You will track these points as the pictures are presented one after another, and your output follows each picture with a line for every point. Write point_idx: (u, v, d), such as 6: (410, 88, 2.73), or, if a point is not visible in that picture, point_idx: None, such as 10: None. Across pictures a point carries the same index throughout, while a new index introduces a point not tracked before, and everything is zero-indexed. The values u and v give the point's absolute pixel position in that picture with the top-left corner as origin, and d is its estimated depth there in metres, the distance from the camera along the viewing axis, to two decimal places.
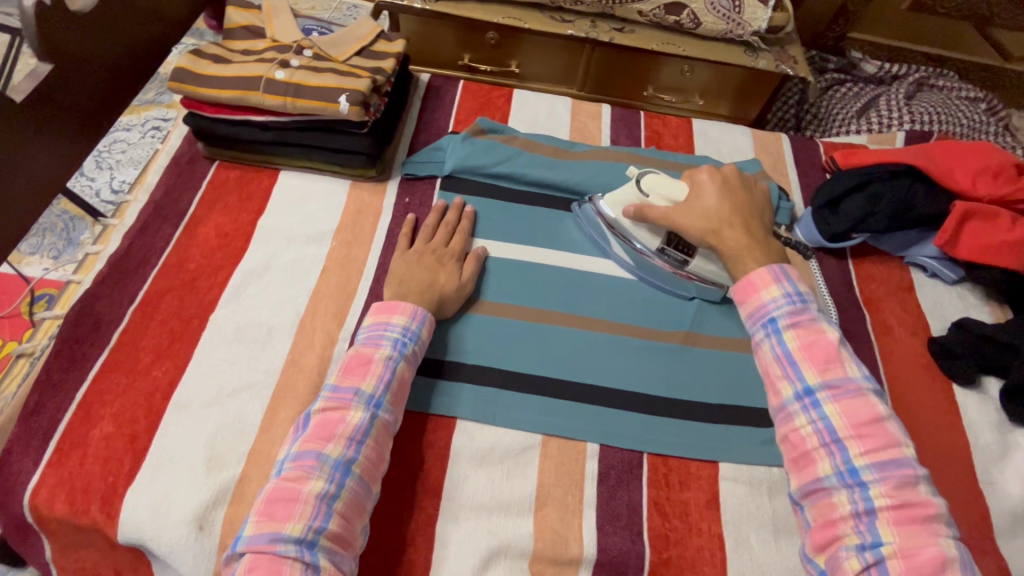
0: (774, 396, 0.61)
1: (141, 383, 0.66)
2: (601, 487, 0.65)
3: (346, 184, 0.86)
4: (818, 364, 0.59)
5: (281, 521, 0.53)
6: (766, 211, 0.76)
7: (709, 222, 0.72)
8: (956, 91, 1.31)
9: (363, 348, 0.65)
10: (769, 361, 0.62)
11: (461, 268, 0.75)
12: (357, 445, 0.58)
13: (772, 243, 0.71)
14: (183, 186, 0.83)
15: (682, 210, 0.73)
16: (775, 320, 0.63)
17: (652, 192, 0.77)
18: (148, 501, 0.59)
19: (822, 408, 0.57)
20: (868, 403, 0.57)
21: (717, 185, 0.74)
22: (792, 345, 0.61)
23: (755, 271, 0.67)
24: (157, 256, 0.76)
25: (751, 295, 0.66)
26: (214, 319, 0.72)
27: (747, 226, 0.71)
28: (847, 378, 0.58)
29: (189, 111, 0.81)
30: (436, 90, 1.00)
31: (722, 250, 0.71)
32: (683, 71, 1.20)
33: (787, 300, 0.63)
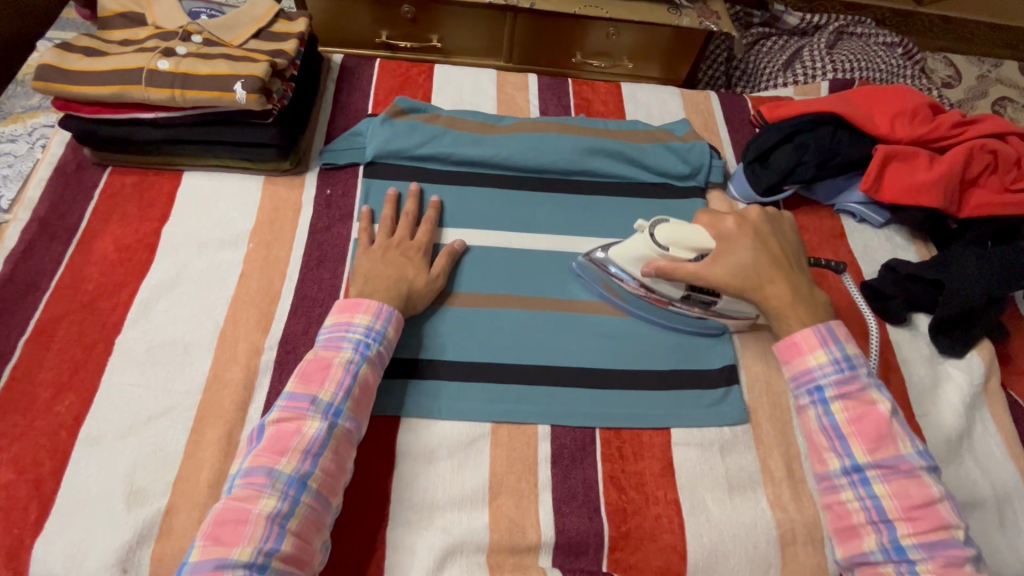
0: (819, 464, 0.60)
1: (42, 422, 0.60)
2: (555, 469, 0.64)
3: (259, 180, 0.79)
4: (868, 441, 0.57)
5: (227, 546, 0.49)
6: (799, 254, 0.71)
7: (748, 278, 0.67)
8: (875, 37, 1.33)
9: (322, 352, 0.61)
10: (815, 431, 0.61)
11: (429, 264, 0.72)
12: (313, 458, 0.54)
13: (818, 293, 0.67)
14: (72, 198, 0.75)
15: (718, 269, 0.67)
16: (822, 387, 0.61)
17: (670, 245, 0.69)
18: (62, 550, 0.54)
19: (870, 487, 0.57)
20: (919, 483, 0.56)
21: (746, 240, 0.69)
22: (840, 416, 0.59)
23: (800, 332, 0.63)
24: (48, 279, 0.69)
25: (796, 358, 0.63)
26: (120, 342, 0.65)
27: (787, 277, 0.67)
28: (898, 456, 0.57)
29: (65, 113, 0.72)
30: (350, 72, 0.94)
31: (765, 307, 0.67)
32: (610, 34, 1.17)
33: (834, 367, 0.61)
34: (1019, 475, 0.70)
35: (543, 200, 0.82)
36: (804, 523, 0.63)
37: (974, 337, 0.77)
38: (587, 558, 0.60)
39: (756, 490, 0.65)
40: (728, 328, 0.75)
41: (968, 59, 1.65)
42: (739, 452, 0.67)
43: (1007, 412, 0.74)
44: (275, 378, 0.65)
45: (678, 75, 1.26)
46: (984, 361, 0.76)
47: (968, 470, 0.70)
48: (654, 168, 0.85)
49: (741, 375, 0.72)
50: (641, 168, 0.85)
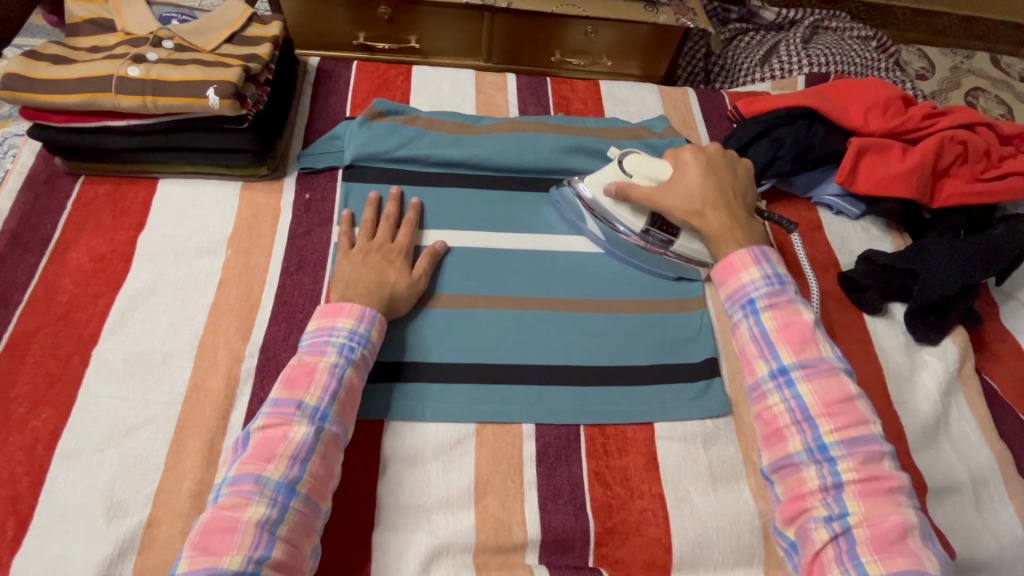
0: (749, 373, 0.62)
1: (18, 437, 0.59)
2: (540, 467, 0.64)
3: (237, 186, 0.78)
4: (794, 344, 0.60)
5: (216, 555, 0.48)
6: (747, 192, 0.76)
7: (692, 202, 0.73)
8: (849, 31, 1.35)
9: (306, 357, 0.61)
10: (747, 341, 0.63)
11: (411, 266, 0.72)
12: (302, 463, 0.54)
13: (754, 223, 0.72)
14: (44, 209, 0.74)
15: (665, 190, 0.74)
16: (754, 300, 0.63)
17: (634, 172, 0.77)
18: (41, 565, 0.53)
19: (795, 387, 0.58)
20: (839, 382, 0.58)
21: (698, 171, 0.74)
22: (769, 324, 0.62)
23: (734, 252, 0.67)
24: (21, 292, 0.68)
25: (731, 277, 0.66)
26: (97, 354, 0.64)
27: (727, 207, 0.72)
28: (820, 358, 0.59)
29: (35, 122, 0.71)
30: (327, 75, 0.93)
31: (704, 228, 0.72)
32: (587, 33, 1.17)
33: (765, 282, 0.64)
34: (994, 458, 0.71)
35: (523, 199, 0.82)
36: None
37: (948, 324, 0.78)
38: (573, 554, 0.61)
39: (739, 481, 0.66)
40: (709, 321, 0.76)
41: (941, 50, 1.67)
42: (722, 444, 0.68)
43: (981, 396, 0.76)
44: (257, 386, 0.65)
45: (657, 72, 1.27)
46: (958, 347, 0.78)
47: (944, 454, 0.71)
48: None
49: (722, 367, 0.73)
50: None
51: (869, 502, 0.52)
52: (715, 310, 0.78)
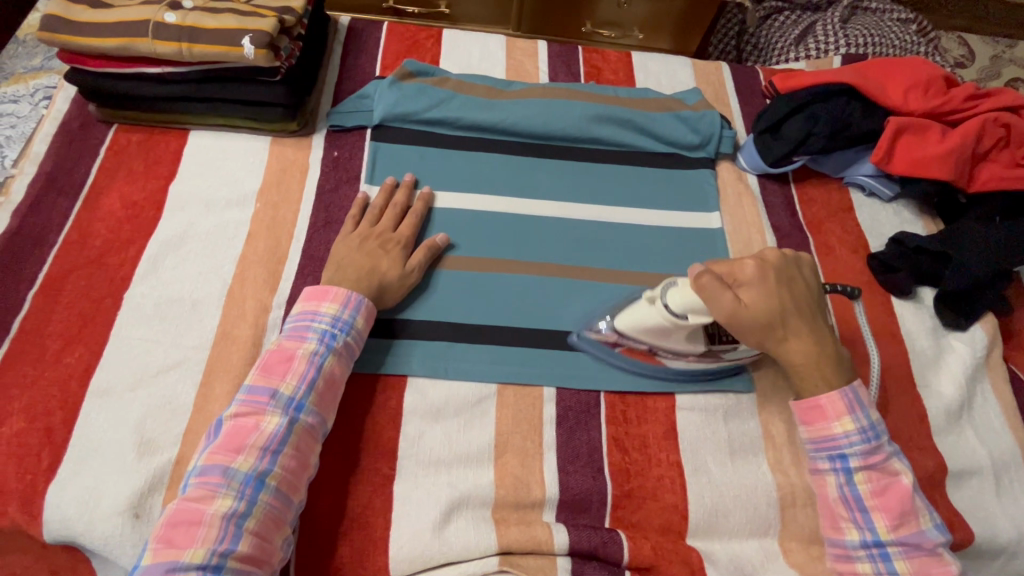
0: (835, 532, 0.59)
1: (52, 372, 0.60)
2: (560, 429, 0.65)
3: (266, 141, 0.78)
4: (892, 517, 0.57)
5: (179, 548, 0.49)
6: (820, 300, 0.65)
7: (769, 329, 0.62)
8: (889, 13, 1.30)
9: (285, 343, 0.60)
10: (834, 499, 0.60)
11: (407, 257, 0.69)
12: (272, 455, 0.54)
13: (839, 347, 0.64)
14: (78, 154, 0.74)
15: (742, 317, 0.61)
16: (846, 457, 0.59)
17: (688, 310, 0.61)
18: (75, 494, 0.55)
19: (890, 563, 0.57)
20: (939, 561, 0.56)
21: (769, 283, 0.62)
22: (863, 488, 0.58)
23: (827, 394, 0.61)
24: (55, 234, 0.68)
25: (820, 423, 0.61)
26: (129, 297, 0.65)
27: (810, 328, 0.63)
28: (920, 534, 0.57)
29: (71, 67, 0.72)
30: (357, 34, 0.93)
31: (786, 361, 0.62)
32: (620, 3, 1.15)
33: (861, 437, 0.59)
34: (1016, 445, 0.71)
35: (550, 166, 0.81)
36: (804, 486, 0.64)
37: (979, 310, 0.77)
38: (590, 515, 0.61)
39: (757, 454, 0.66)
40: None
41: (982, 39, 1.62)
42: (742, 418, 0.68)
43: (1008, 384, 0.75)
44: None
45: (688, 48, 1.24)
46: (987, 334, 0.77)
47: (967, 439, 0.71)
48: (664, 138, 0.84)
49: None
50: (650, 137, 0.85)
51: None
52: None
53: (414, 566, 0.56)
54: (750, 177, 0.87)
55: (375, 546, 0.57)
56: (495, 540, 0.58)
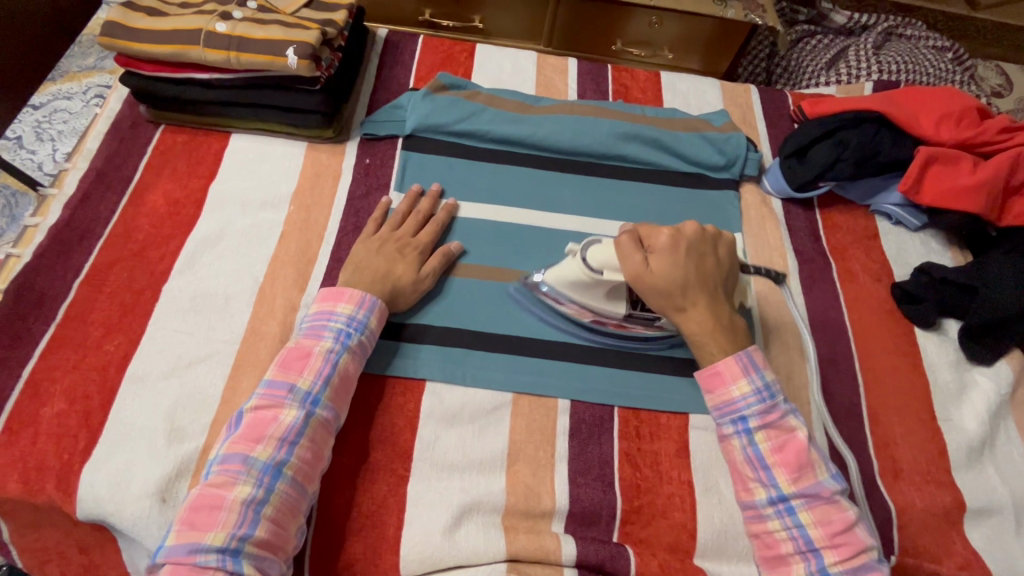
0: (745, 493, 0.59)
1: (92, 358, 0.63)
2: (572, 441, 0.65)
3: (303, 146, 0.82)
4: (791, 471, 0.57)
5: (201, 530, 0.51)
6: (729, 272, 0.67)
7: (671, 294, 0.63)
8: (924, 40, 1.29)
9: (304, 340, 0.63)
10: (740, 462, 0.60)
11: (422, 262, 0.71)
12: (289, 446, 0.56)
13: (735, 318, 0.65)
14: (127, 151, 0.78)
15: (647, 281, 0.63)
16: (746, 419, 0.60)
17: (603, 266, 0.65)
18: (108, 475, 0.57)
19: (796, 516, 0.56)
20: (838, 508, 0.57)
21: (679, 253, 0.63)
22: (764, 447, 0.59)
23: (723, 360, 0.62)
24: (102, 226, 0.72)
25: (719, 387, 0.61)
26: (167, 290, 0.69)
27: (715, 299, 0.64)
28: (818, 484, 0.57)
29: (126, 70, 0.76)
30: (394, 46, 0.96)
31: (686, 328, 0.64)
32: (652, 23, 1.17)
33: (756, 397, 0.60)
34: None
35: (575, 181, 0.83)
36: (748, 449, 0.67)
37: (1006, 346, 0.76)
38: (599, 528, 0.62)
39: None
40: (752, 323, 0.76)
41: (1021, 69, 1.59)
42: None
43: None
44: None
45: (717, 69, 1.25)
46: (1013, 370, 0.75)
47: (988, 476, 0.69)
48: (689, 158, 0.85)
49: None
50: (675, 156, 0.86)
51: None
52: (760, 309, 0.78)
53: (424, 566, 0.57)
54: (774, 200, 0.88)
55: (388, 545, 0.58)
56: (505, 546, 0.59)
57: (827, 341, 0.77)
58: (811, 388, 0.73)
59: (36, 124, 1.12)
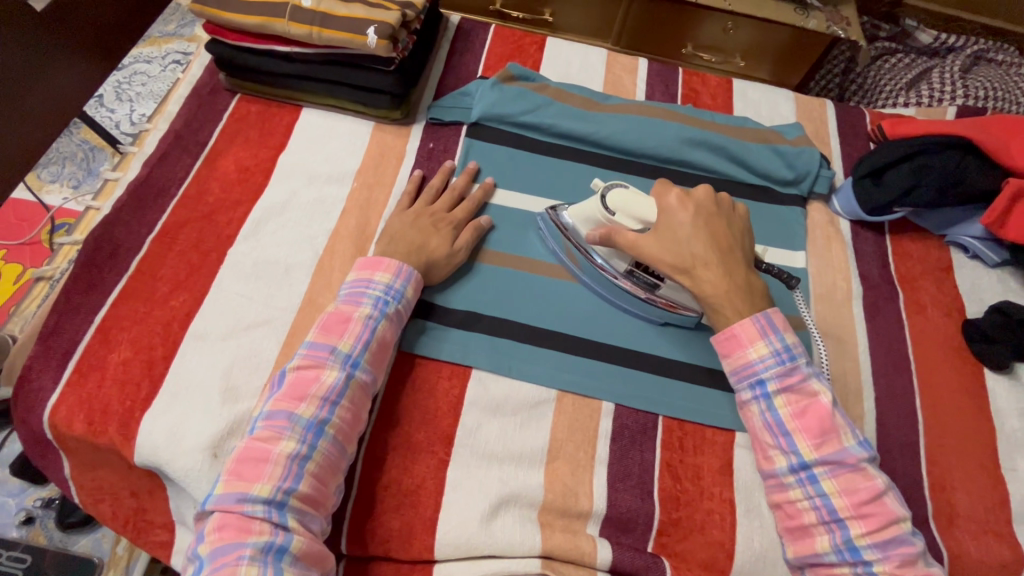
0: (766, 462, 0.60)
1: (158, 312, 0.66)
2: (613, 446, 0.65)
3: (370, 126, 0.83)
4: (813, 436, 0.57)
5: (248, 481, 0.52)
6: (744, 240, 0.68)
7: (680, 258, 0.64)
8: (1016, 66, 1.22)
9: (343, 306, 0.63)
10: (759, 427, 0.60)
11: (455, 236, 0.72)
12: (331, 406, 0.57)
13: (754, 281, 0.65)
14: (204, 116, 0.81)
15: (649, 245, 0.65)
16: (764, 382, 0.60)
17: (619, 211, 0.66)
18: (165, 426, 0.60)
19: (819, 484, 0.56)
20: (866, 476, 0.56)
21: (688, 218, 0.66)
22: (783, 412, 0.59)
23: (738, 323, 0.62)
24: (175, 187, 0.75)
25: (736, 351, 0.62)
26: (233, 254, 0.71)
27: (731, 266, 0.65)
28: (843, 450, 0.57)
29: (212, 37, 0.78)
30: (465, 33, 0.96)
31: (699, 291, 0.64)
32: (726, 29, 1.13)
33: (775, 359, 0.60)
34: None
35: (637, 184, 0.81)
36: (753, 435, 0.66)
37: None
38: (634, 535, 0.61)
39: None
40: (810, 345, 0.74)
41: None
42: None
43: None
44: None
45: (788, 81, 1.21)
46: None
47: None
48: (756, 170, 0.83)
49: None
50: (743, 167, 0.83)
51: None
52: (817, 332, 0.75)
53: (458, 551, 0.58)
54: (842, 221, 0.85)
55: (424, 527, 0.59)
56: (541, 541, 0.58)
57: (888, 373, 0.74)
58: (864, 419, 0.71)
59: (117, 84, 1.17)
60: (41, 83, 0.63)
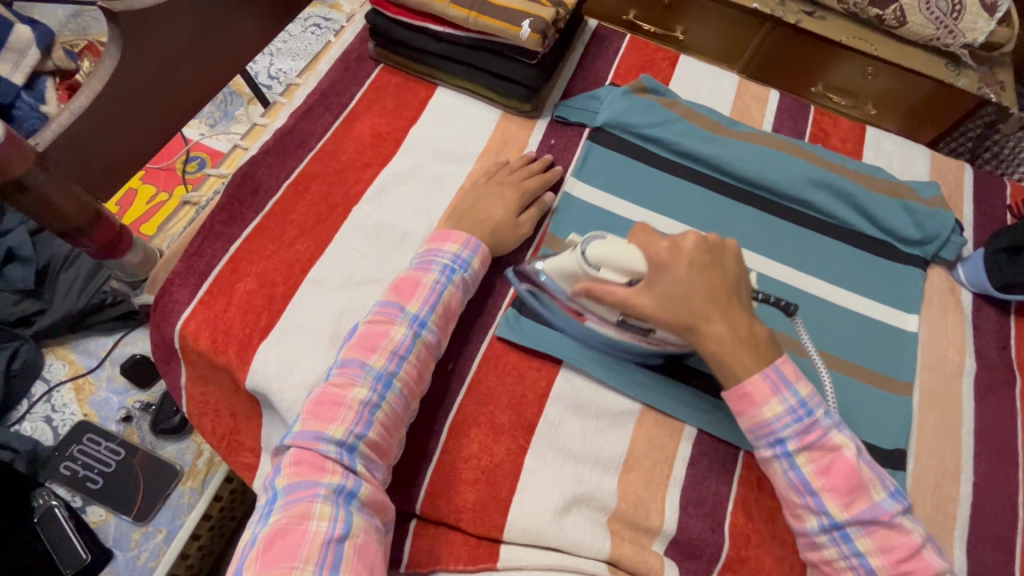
0: (796, 520, 0.57)
1: (284, 252, 0.70)
2: (691, 470, 0.64)
3: (498, 114, 0.85)
4: (841, 495, 0.54)
5: (324, 422, 0.54)
6: (742, 285, 0.61)
7: (682, 315, 0.57)
8: None
9: (413, 271, 0.65)
10: (784, 486, 0.57)
11: (520, 210, 0.74)
12: (399, 360, 0.59)
13: (757, 326, 0.60)
14: (348, 80, 0.86)
15: (645, 308, 0.58)
16: (783, 442, 0.57)
17: (601, 265, 0.59)
18: (278, 358, 0.64)
19: (853, 543, 0.54)
20: (900, 530, 0.54)
21: (683, 270, 0.58)
22: (807, 471, 0.56)
23: (750, 381, 0.57)
24: (315, 140, 0.79)
25: (750, 412, 0.58)
26: (356, 211, 0.74)
27: (730, 316, 0.58)
28: (873, 505, 0.54)
29: (372, 8, 0.83)
30: (600, 39, 0.97)
31: (705, 347, 0.58)
32: (865, 74, 1.09)
33: (792, 417, 0.56)
34: None
35: (751, 215, 0.80)
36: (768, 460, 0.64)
37: None
38: (699, 562, 0.60)
39: None
40: (910, 413, 0.70)
41: None
42: None
43: None
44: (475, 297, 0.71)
45: (920, 136, 1.16)
46: None
47: None
48: (880, 222, 0.80)
49: (908, 464, 0.68)
50: (865, 217, 0.80)
51: None
52: (921, 401, 0.72)
53: (527, 537, 0.59)
54: (964, 292, 0.80)
55: (497, 506, 0.60)
56: (609, 547, 0.59)
57: (993, 459, 0.69)
58: (959, 501, 0.67)
59: None
60: (228, 28, 0.68)
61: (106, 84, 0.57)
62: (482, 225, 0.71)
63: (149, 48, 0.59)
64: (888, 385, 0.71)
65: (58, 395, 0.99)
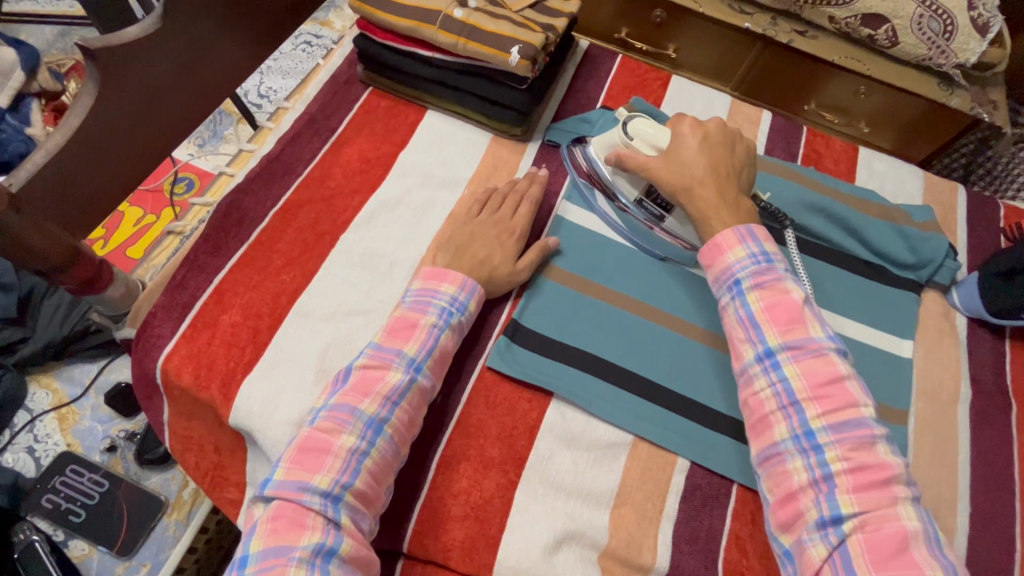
0: (738, 359, 0.61)
1: (270, 283, 0.69)
2: (683, 504, 0.63)
3: (488, 137, 0.84)
4: (780, 325, 0.58)
5: (310, 471, 0.53)
6: (744, 170, 0.71)
7: (684, 179, 0.68)
8: None
9: (409, 312, 0.64)
10: (734, 324, 0.61)
11: (519, 254, 0.72)
12: (391, 406, 0.58)
13: (747, 201, 0.68)
14: (337, 104, 0.85)
15: (656, 170, 0.69)
16: (739, 281, 0.62)
17: (636, 136, 0.72)
18: (262, 394, 0.63)
19: (782, 371, 0.57)
20: (828, 365, 0.56)
21: (693, 143, 0.69)
22: (755, 306, 0.60)
23: (722, 232, 0.64)
24: (303, 166, 0.78)
25: (717, 258, 0.64)
26: (344, 239, 0.73)
27: (724, 185, 0.67)
28: (809, 340, 0.57)
29: (361, 33, 0.82)
30: (592, 60, 0.96)
31: (693, 207, 0.67)
32: (858, 92, 1.09)
33: (752, 261, 0.62)
34: None
35: None
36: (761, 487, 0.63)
37: None
38: None
39: None
40: (905, 443, 0.69)
41: None
42: None
43: None
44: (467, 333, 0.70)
45: (914, 154, 1.15)
46: None
47: None
48: (875, 248, 0.79)
49: None
50: (858, 240, 0.80)
51: (862, 496, 0.51)
52: (917, 430, 0.71)
53: None
54: (959, 316, 0.79)
55: (486, 544, 0.59)
56: None
57: (990, 489, 0.68)
58: (957, 534, 0.66)
59: None
60: (210, 55, 0.67)
61: (83, 120, 0.55)
62: (470, 254, 0.70)
63: (126, 80, 0.58)
64: (883, 414, 0.70)
65: (41, 425, 0.98)
